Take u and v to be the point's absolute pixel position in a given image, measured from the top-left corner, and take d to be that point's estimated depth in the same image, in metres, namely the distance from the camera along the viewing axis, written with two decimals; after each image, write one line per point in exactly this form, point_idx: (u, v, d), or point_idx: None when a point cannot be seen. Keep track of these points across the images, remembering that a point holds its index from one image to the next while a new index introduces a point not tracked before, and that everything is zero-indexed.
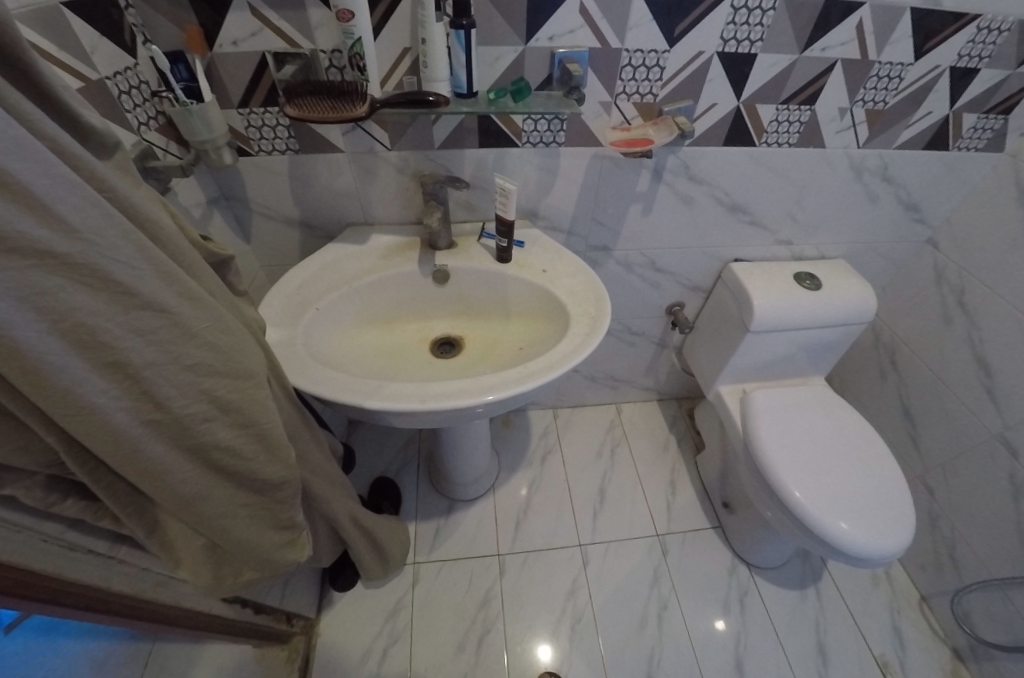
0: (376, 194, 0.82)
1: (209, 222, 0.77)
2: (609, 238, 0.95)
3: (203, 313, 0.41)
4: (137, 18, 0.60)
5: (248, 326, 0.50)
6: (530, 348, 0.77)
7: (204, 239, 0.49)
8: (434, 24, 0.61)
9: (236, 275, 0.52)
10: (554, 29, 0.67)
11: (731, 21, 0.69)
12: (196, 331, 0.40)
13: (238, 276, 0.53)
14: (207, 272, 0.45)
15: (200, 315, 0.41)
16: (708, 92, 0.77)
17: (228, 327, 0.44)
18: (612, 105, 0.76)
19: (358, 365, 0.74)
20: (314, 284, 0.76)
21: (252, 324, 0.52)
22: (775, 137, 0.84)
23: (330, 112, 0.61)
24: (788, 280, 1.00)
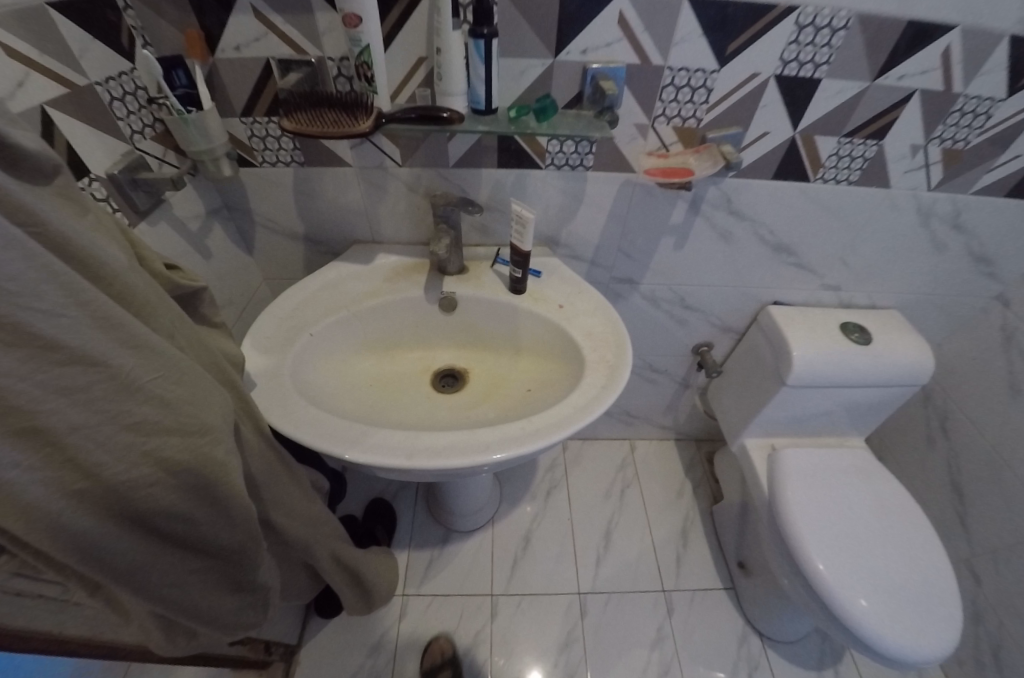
0: (385, 212, 0.77)
1: (208, 234, 0.75)
2: (635, 271, 0.87)
3: (153, 363, 0.36)
4: (136, 20, 0.58)
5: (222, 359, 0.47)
6: (540, 392, 0.70)
7: (173, 269, 0.44)
8: (452, 31, 0.54)
9: (211, 306, 0.48)
10: (588, 42, 0.60)
11: (794, 40, 0.61)
12: (142, 385, 0.34)
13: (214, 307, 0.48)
14: (169, 306, 0.40)
15: (148, 366, 0.35)
16: (761, 119, 0.68)
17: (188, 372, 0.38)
18: (649, 128, 0.68)
19: (350, 399, 0.68)
20: (311, 306, 0.71)
21: (224, 362, 0.47)
22: (832, 172, 0.75)
23: (331, 127, 0.56)
24: (832, 330, 0.91)
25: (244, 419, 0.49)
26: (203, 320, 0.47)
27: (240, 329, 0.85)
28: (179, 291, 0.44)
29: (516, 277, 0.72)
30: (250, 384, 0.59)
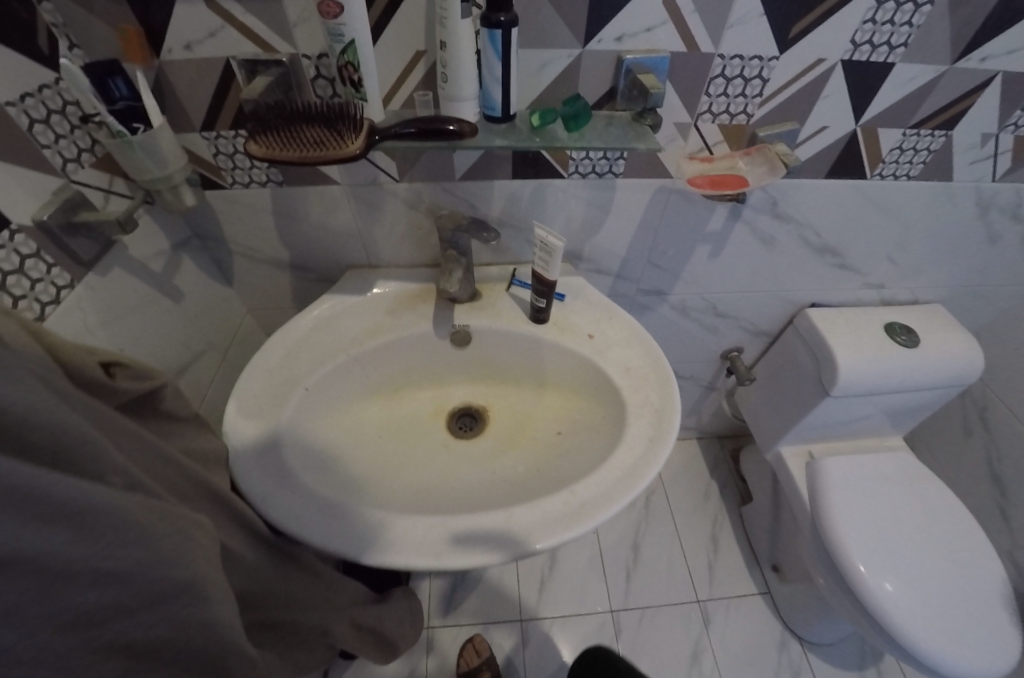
0: (381, 233, 0.67)
1: (177, 271, 0.65)
2: (665, 282, 0.78)
3: (97, 533, 0.27)
4: (56, 16, 0.46)
5: (186, 454, 0.40)
6: (574, 436, 0.61)
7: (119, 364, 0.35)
8: (462, 20, 0.42)
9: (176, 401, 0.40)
10: (625, 27, 0.49)
11: (870, 18, 0.50)
12: (81, 565, 0.26)
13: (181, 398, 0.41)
14: (117, 425, 0.32)
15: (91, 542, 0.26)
16: (820, 111, 0.59)
17: (160, 512, 0.31)
18: (691, 127, 0.58)
19: (359, 459, 0.60)
20: (304, 353, 0.62)
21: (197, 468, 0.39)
22: (891, 168, 0.66)
23: (310, 150, 0.44)
24: (877, 333, 0.83)
25: (230, 525, 0.42)
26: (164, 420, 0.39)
27: (227, 370, 0.76)
28: (138, 393, 0.35)
29: (540, 304, 0.62)
30: (240, 461, 0.50)
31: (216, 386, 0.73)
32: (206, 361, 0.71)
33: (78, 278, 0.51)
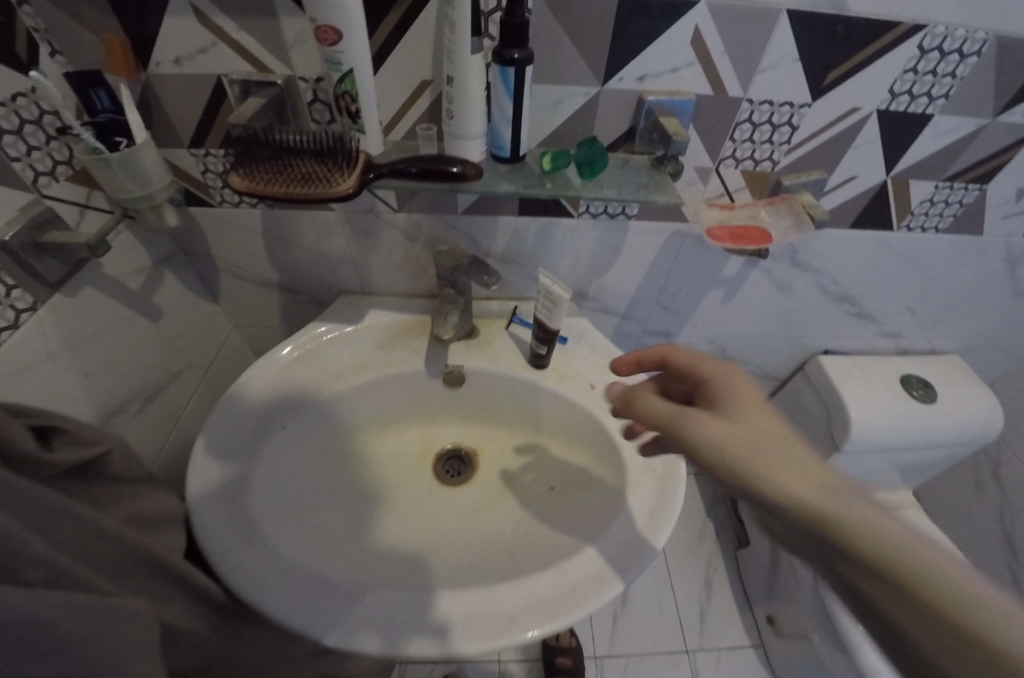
0: (377, 261, 0.63)
1: (158, 288, 0.62)
2: (673, 324, 0.75)
3: None
4: (37, 20, 0.42)
5: (125, 521, 0.37)
6: (569, 498, 0.59)
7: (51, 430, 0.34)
8: (471, 55, 0.39)
9: (124, 465, 0.38)
10: (648, 66, 0.45)
11: (912, 67, 0.46)
12: None
13: (131, 460, 0.39)
14: (36, 501, 0.30)
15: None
16: (850, 161, 0.55)
17: (77, 608, 0.28)
18: (712, 172, 0.54)
19: (337, 507, 0.57)
20: (286, 386, 0.58)
21: (139, 538, 0.37)
22: (920, 221, 0.62)
23: (298, 186, 0.40)
24: (891, 385, 0.79)
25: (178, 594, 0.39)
26: (111, 485, 0.37)
27: (208, 391, 0.72)
28: (73, 463, 0.33)
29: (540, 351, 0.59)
30: (205, 510, 0.46)
31: (194, 408, 0.69)
32: (183, 382, 0.67)
33: (42, 300, 0.47)
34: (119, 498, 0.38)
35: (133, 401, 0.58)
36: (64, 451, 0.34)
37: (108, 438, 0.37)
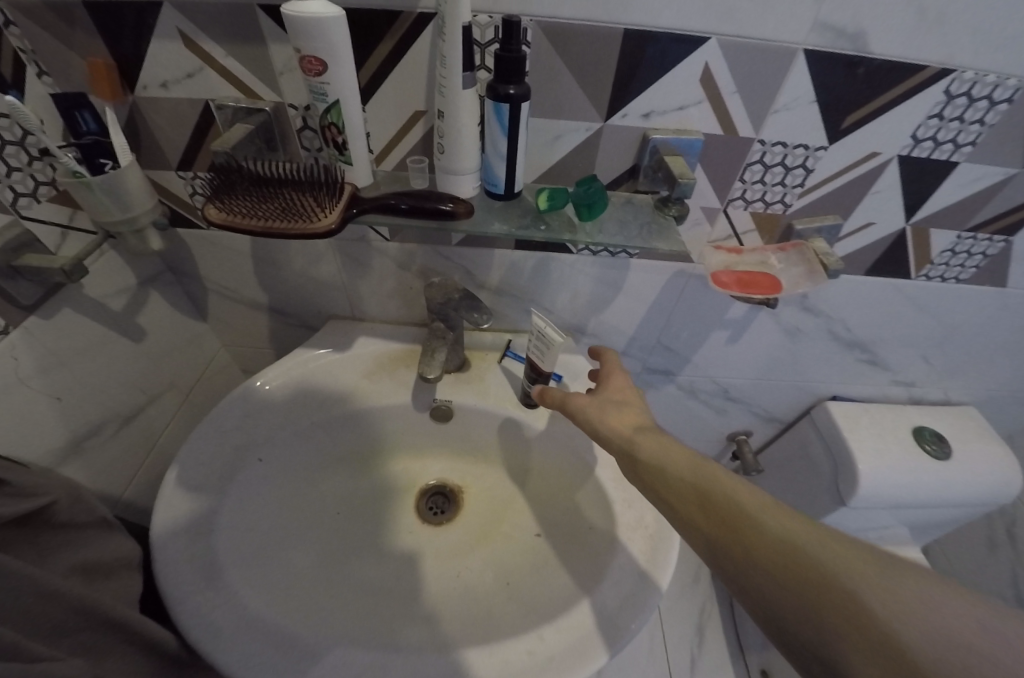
0: (367, 287, 0.61)
1: (143, 308, 0.60)
2: (674, 362, 0.71)
3: None
4: (24, 40, 0.41)
5: (73, 571, 0.36)
6: (555, 548, 0.55)
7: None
8: (464, 90, 0.37)
9: (73, 511, 0.37)
10: (654, 103, 0.42)
11: (937, 114, 0.43)
12: None
13: (80, 504, 0.38)
14: None
15: None
16: (867, 207, 0.52)
17: None
18: (719, 213, 0.52)
19: (309, 546, 0.54)
20: (267, 415, 0.55)
21: (83, 591, 0.35)
22: (939, 270, 0.59)
23: (276, 220, 0.39)
24: (901, 436, 0.75)
25: (124, 652, 0.36)
26: (59, 533, 0.36)
27: (190, 412, 0.70)
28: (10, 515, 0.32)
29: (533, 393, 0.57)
30: (168, 549, 0.43)
31: (174, 429, 0.67)
32: (164, 403, 0.65)
33: (15, 323, 0.45)
34: (67, 545, 0.36)
35: (108, 423, 0.57)
36: (5, 502, 0.33)
37: (52, 488, 0.36)
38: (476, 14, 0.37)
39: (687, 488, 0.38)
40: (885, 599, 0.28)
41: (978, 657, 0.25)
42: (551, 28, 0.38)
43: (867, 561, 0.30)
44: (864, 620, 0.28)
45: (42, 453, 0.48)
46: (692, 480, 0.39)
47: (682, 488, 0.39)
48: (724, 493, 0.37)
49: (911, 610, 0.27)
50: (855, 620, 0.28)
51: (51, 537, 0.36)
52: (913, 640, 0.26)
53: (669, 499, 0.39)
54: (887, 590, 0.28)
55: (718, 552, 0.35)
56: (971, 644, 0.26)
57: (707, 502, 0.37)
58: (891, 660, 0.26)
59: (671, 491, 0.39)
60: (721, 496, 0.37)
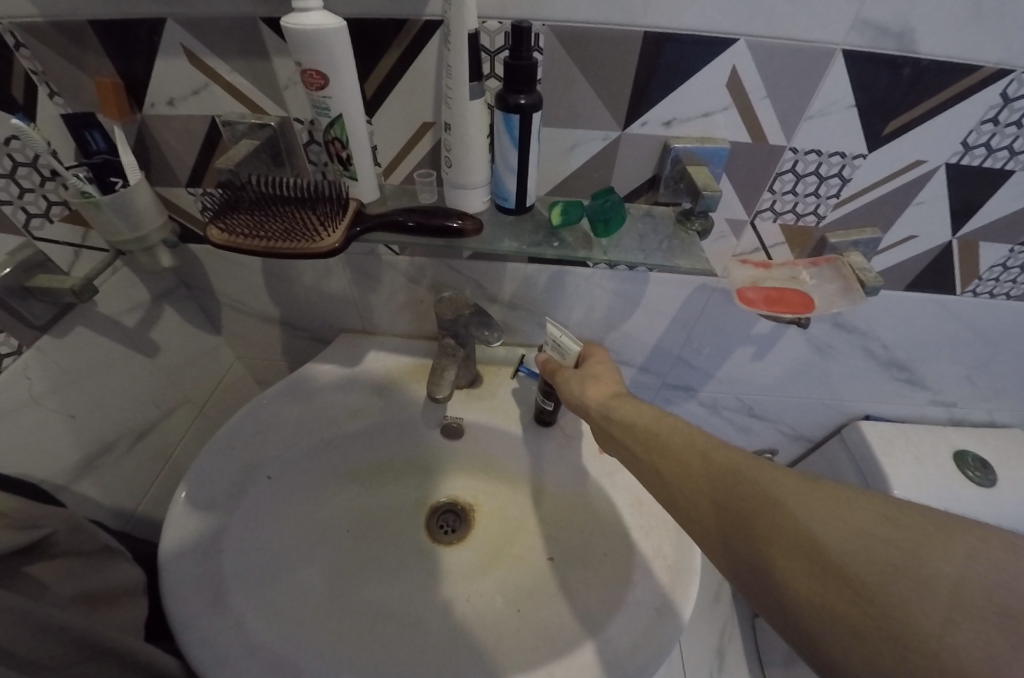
0: (378, 301, 0.60)
1: (156, 323, 0.60)
2: (695, 378, 0.68)
3: None
4: (34, 62, 0.40)
5: (74, 602, 0.36)
6: (569, 575, 0.53)
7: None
8: (471, 101, 0.35)
9: (75, 540, 0.37)
10: (676, 111, 0.40)
11: (990, 118, 0.39)
12: None
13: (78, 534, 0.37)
14: None
15: None
16: (910, 219, 0.48)
17: None
18: (746, 226, 0.48)
19: (315, 565, 0.53)
20: (275, 432, 0.54)
21: (82, 623, 0.34)
22: (988, 286, 0.54)
23: (279, 240, 0.38)
24: (941, 460, 0.70)
25: None
26: (64, 562, 0.36)
27: (204, 425, 0.70)
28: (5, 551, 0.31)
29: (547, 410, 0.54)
30: (173, 572, 0.43)
31: (189, 443, 0.67)
32: (179, 416, 0.65)
33: (28, 343, 0.45)
34: (71, 575, 0.36)
35: (122, 439, 0.57)
36: (2, 536, 0.33)
37: (54, 518, 0.36)
38: (484, 21, 0.36)
39: (637, 433, 0.40)
40: (806, 505, 0.29)
41: (893, 554, 0.25)
42: (565, 34, 0.36)
43: (799, 480, 0.31)
44: (785, 524, 0.28)
45: (56, 470, 0.49)
46: (643, 425, 0.40)
47: (636, 433, 0.40)
48: (673, 436, 0.38)
49: (833, 517, 0.28)
50: (777, 525, 0.29)
51: (53, 568, 0.36)
52: (834, 544, 0.27)
53: (623, 446, 0.40)
54: (810, 498, 0.29)
55: (663, 489, 0.36)
56: (884, 540, 0.26)
57: (656, 443, 0.38)
58: (812, 560, 0.27)
59: (626, 437, 0.40)
60: (668, 438, 0.38)
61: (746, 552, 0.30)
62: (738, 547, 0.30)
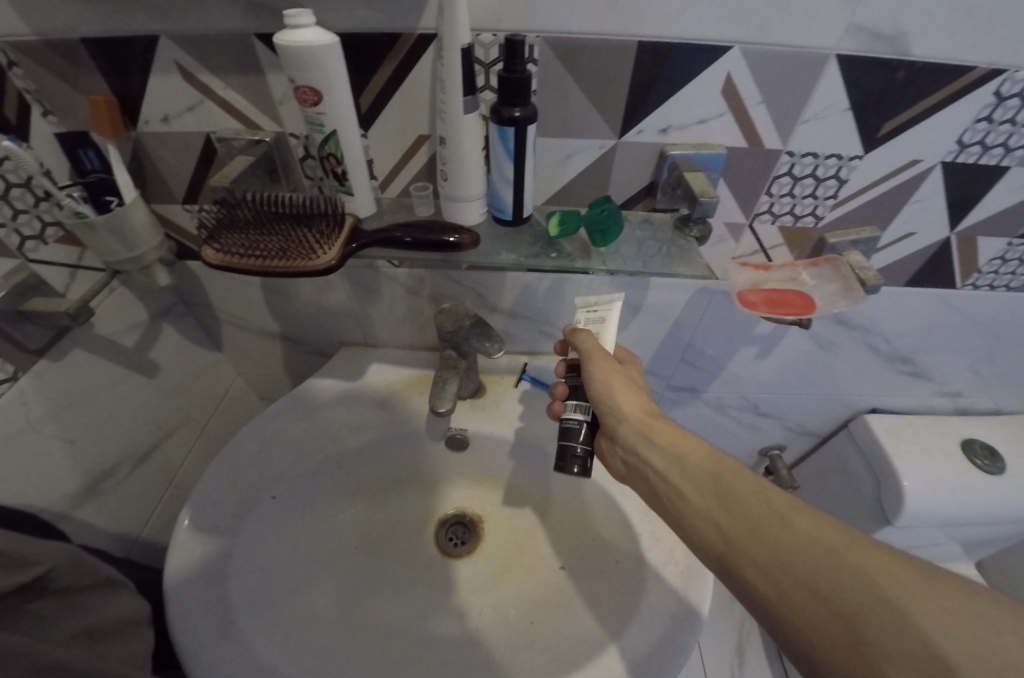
0: (378, 313, 0.60)
1: (155, 342, 0.60)
2: (699, 379, 0.68)
3: None
4: (27, 81, 0.40)
5: (76, 638, 0.35)
6: (580, 583, 0.53)
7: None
8: (465, 114, 0.35)
9: (75, 574, 0.37)
10: (672, 117, 0.40)
11: (986, 116, 0.39)
12: None
13: (79, 567, 0.37)
14: None
15: None
16: (908, 216, 0.48)
17: None
18: (744, 229, 0.48)
19: (324, 585, 0.52)
20: (278, 449, 0.54)
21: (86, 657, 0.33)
22: (988, 278, 0.54)
23: (277, 257, 0.38)
24: (949, 451, 0.69)
25: None
26: (64, 598, 0.35)
27: (207, 444, 0.69)
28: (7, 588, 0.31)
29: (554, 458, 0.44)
30: (179, 597, 0.42)
31: (192, 462, 0.67)
32: (181, 436, 0.64)
33: (25, 368, 0.44)
34: (74, 607, 0.36)
35: (124, 463, 0.56)
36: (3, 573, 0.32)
37: (49, 553, 0.36)
38: (478, 34, 0.35)
39: (712, 487, 0.37)
40: (934, 618, 0.27)
41: None
42: (559, 45, 0.36)
43: (915, 575, 0.29)
44: (910, 639, 0.26)
45: (56, 498, 0.48)
46: (717, 481, 0.38)
47: (710, 488, 0.38)
48: (756, 498, 0.35)
49: (969, 636, 0.26)
50: (900, 639, 0.26)
51: (54, 604, 0.35)
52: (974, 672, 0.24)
53: (689, 498, 0.38)
54: (930, 603, 0.27)
55: (742, 561, 0.33)
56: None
57: (734, 503, 0.36)
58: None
59: (697, 490, 0.38)
60: (748, 499, 0.35)
61: (849, 654, 0.28)
62: (837, 643, 0.28)
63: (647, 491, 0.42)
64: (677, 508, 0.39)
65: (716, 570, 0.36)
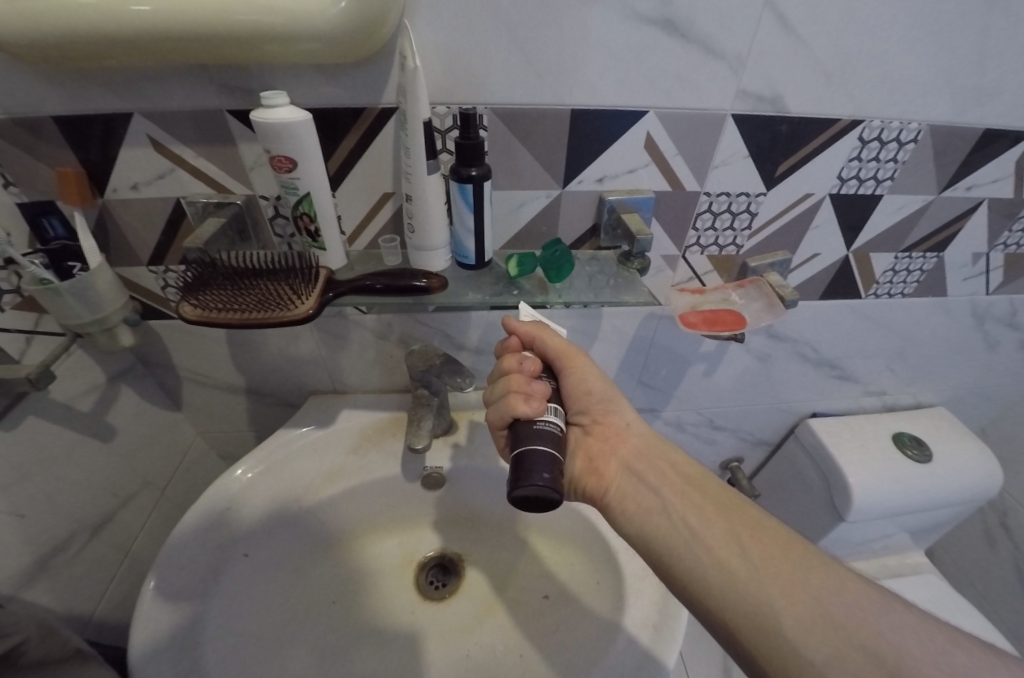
0: (347, 359, 0.62)
1: (114, 405, 0.58)
2: (658, 399, 0.73)
3: None
4: None
5: None
6: (564, 609, 0.54)
7: None
8: (429, 175, 0.39)
9: (46, 649, 0.35)
10: (607, 167, 0.46)
11: (856, 156, 0.48)
12: None
13: (54, 639, 0.36)
14: None
15: None
16: (812, 241, 0.56)
17: None
18: (679, 259, 0.55)
19: (303, 646, 0.51)
20: (251, 504, 0.53)
21: None
22: (886, 288, 0.64)
23: (255, 310, 0.40)
24: (883, 444, 0.77)
25: None
26: (35, 674, 0.34)
27: (166, 510, 0.66)
28: None
29: (527, 476, 0.37)
30: (150, 672, 0.40)
31: (149, 532, 0.63)
32: (138, 504, 0.61)
33: None
34: None
35: (76, 536, 0.53)
36: None
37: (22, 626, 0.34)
38: (435, 106, 0.41)
39: (736, 515, 0.40)
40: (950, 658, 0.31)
41: None
42: (506, 113, 0.41)
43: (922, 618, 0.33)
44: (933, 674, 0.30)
45: (4, 579, 0.45)
46: (744, 514, 0.40)
47: (734, 512, 0.40)
48: (776, 529, 0.38)
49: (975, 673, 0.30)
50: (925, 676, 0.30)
51: None
52: None
53: (711, 516, 0.40)
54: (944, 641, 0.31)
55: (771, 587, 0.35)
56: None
57: (762, 532, 0.38)
58: None
59: (721, 513, 0.40)
60: (767, 528, 0.38)
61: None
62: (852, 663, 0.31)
63: (649, 505, 0.42)
64: (692, 523, 0.40)
65: (725, 583, 0.36)
